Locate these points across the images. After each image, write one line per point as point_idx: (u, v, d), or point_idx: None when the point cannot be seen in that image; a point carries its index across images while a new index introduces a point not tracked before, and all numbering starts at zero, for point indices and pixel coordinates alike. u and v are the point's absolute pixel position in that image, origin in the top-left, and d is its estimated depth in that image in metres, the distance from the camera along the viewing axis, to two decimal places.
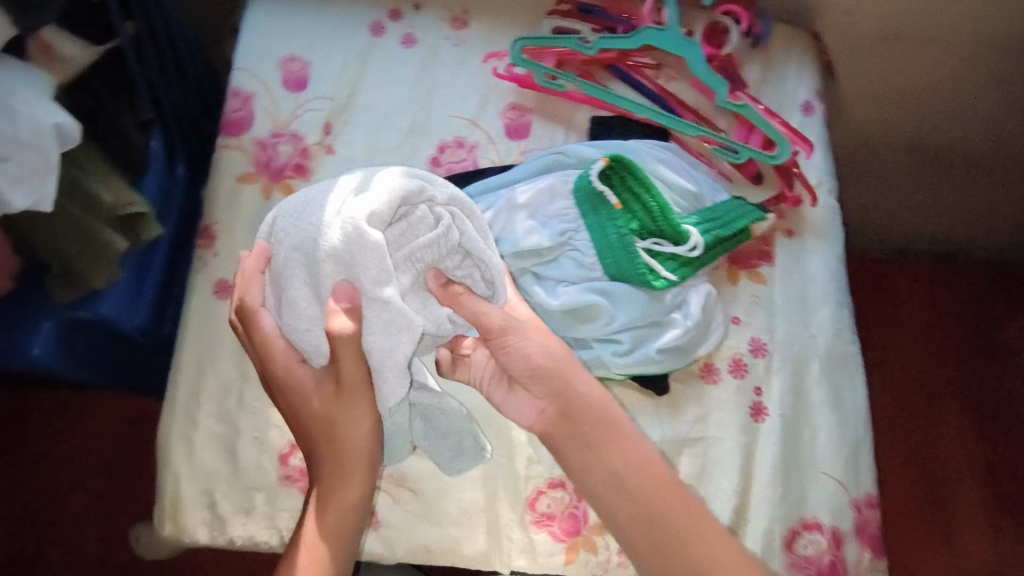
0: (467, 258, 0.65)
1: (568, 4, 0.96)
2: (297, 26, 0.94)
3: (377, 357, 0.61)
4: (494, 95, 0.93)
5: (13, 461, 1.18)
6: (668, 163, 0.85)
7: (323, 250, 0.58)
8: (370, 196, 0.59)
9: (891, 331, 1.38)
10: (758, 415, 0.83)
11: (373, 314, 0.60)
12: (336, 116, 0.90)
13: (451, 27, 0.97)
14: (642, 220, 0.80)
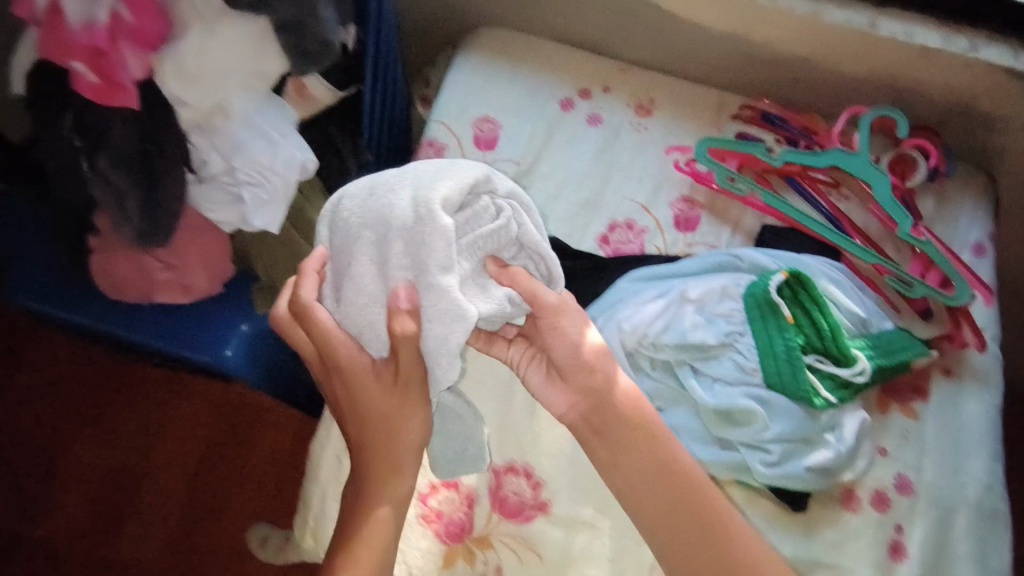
0: (521, 250, 0.68)
1: (752, 109, 0.99)
2: (493, 89, 1.00)
3: (433, 342, 0.62)
4: (668, 185, 0.97)
5: (124, 426, 1.26)
6: (840, 284, 0.84)
7: (394, 227, 0.62)
8: (440, 180, 0.62)
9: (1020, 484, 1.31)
10: (896, 555, 0.80)
11: (431, 300, 0.61)
12: (519, 180, 0.95)
13: (635, 113, 1.00)
14: (810, 335, 0.80)
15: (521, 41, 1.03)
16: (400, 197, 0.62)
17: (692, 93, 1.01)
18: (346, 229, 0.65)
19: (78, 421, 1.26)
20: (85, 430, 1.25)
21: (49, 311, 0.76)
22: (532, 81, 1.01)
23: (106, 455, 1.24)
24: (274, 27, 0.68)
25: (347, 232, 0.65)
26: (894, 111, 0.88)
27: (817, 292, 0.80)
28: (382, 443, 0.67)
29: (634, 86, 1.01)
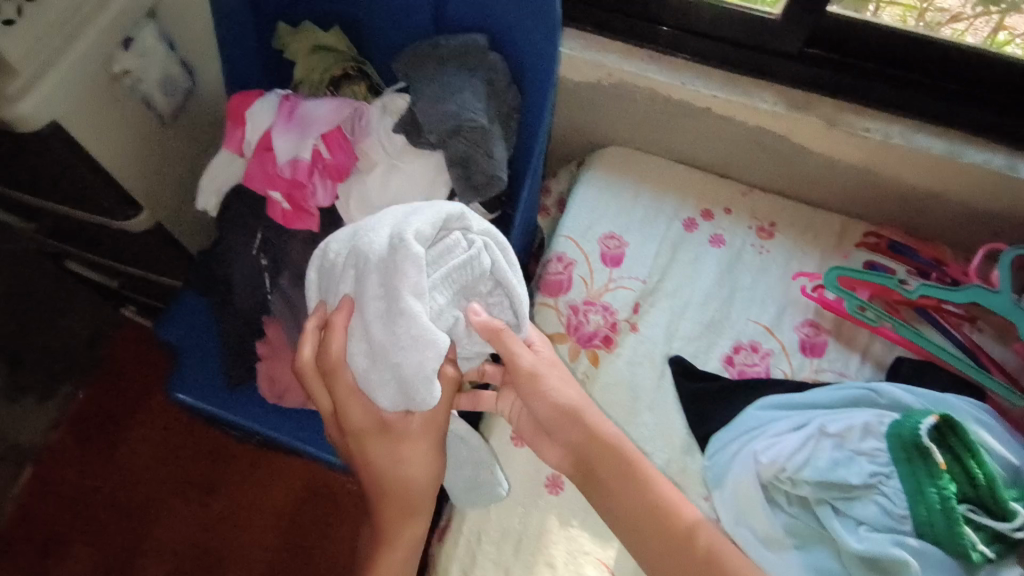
0: (498, 287, 0.64)
1: (877, 237, 1.00)
2: (618, 208, 1.05)
3: (406, 373, 0.56)
4: (793, 308, 0.97)
5: (211, 499, 1.29)
6: (990, 429, 0.81)
7: (370, 260, 0.57)
8: (417, 215, 0.58)
9: None
10: None
11: (400, 328, 0.55)
12: (645, 297, 0.98)
13: (757, 235, 1.03)
14: (964, 484, 0.77)
15: (645, 162, 1.08)
16: (374, 240, 0.57)
17: (813, 218, 1.03)
18: (332, 273, 0.62)
19: (174, 497, 1.29)
20: (179, 508, 1.28)
21: (206, 407, 0.81)
22: (654, 201, 1.05)
23: (193, 526, 1.27)
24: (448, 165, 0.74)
25: (334, 273, 0.62)
26: None
27: (970, 439, 0.78)
28: (395, 491, 0.65)
29: (756, 210, 1.05)
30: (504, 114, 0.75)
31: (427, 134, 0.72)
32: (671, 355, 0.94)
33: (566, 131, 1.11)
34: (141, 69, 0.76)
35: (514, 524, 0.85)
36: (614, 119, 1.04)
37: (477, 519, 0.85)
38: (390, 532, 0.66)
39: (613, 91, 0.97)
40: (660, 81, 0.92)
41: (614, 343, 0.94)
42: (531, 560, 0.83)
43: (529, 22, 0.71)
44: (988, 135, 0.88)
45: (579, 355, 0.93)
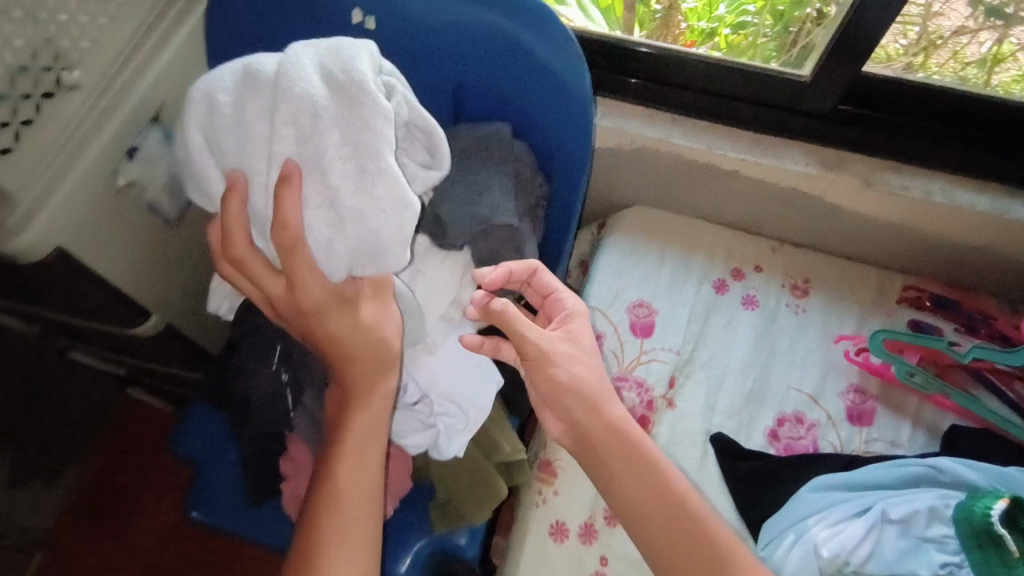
0: (409, 130, 0.61)
1: (918, 290, 0.96)
2: (645, 272, 1.01)
3: (368, 236, 0.53)
4: (835, 373, 0.93)
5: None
6: None
7: (297, 90, 0.50)
8: (330, 53, 0.52)
9: None
10: None
11: (350, 180, 0.52)
12: (680, 370, 0.93)
13: (791, 294, 0.99)
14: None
15: (668, 221, 1.05)
16: (304, 82, 0.51)
17: (848, 273, 0.99)
18: (226, 126, 0.53)
19: None
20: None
21: (229, 526, 0.76)
22: (681, 262, 1.02)
23: None
24: (476, 262, 0.71)
25: (236, 128, 0.53)
26: None
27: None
28: (361, 379, 0.64)
29: (788, 266, 1.01)
30: (531, 206, 0.71)
31: (453, 239, 0.68)
32: (712, 431, 0.90)
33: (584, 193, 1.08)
34: (147, 177, 0.72)
35: None
36: (635, 180, 1.01)
37: None
38: (346, 422, 0.64)
39: (635, 157, 0.94)
40: (687, 146, 0.89)
41: (651, 422, 0.90)
42: None
43: (555, 106, 0.66)
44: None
45: None
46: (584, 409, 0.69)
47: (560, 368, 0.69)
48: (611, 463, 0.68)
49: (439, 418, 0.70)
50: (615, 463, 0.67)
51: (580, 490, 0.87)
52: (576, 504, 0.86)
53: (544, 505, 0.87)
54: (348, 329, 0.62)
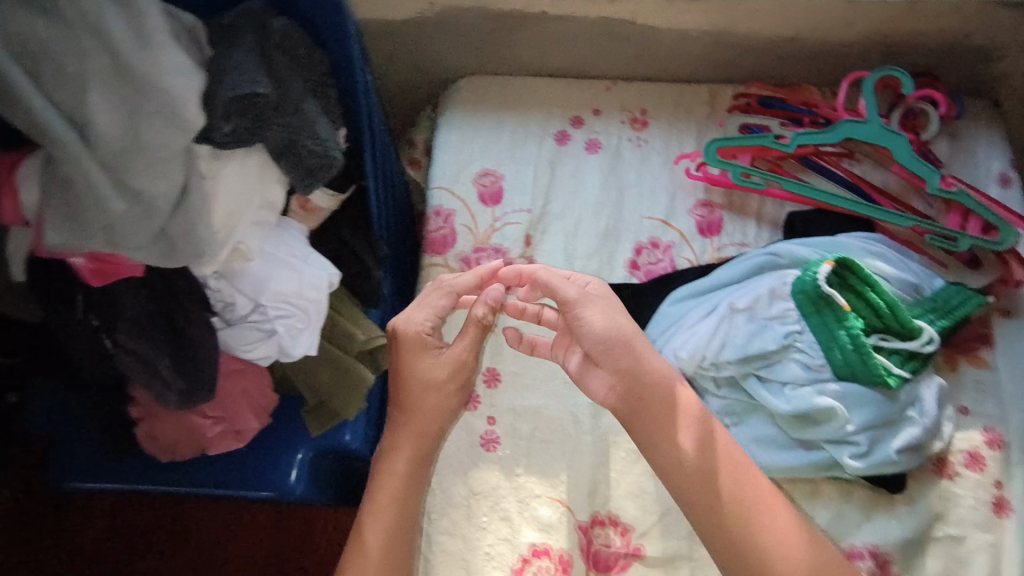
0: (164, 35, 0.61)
1: (748, 97, 0.97)
2: (486, 140, 0.99)
3: (152, 79, 0.57)
4: (682, 193, 0.95)
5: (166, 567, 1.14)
6: (884, 257, 0.83)
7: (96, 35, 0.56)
8: None
9: None
10: (977, 464, 0.81)
11: (146, 46, 0.57)
12: (534, 227, 0.94)
13: (631, 128, 0.99)
14: (869, 313, 0.79)
15: (501, 83, 1.02)
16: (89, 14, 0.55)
17: (681, 93, 1.00)
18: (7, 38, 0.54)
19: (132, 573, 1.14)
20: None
21: (96, 485, 0.75)
22: (521, 122, 1.00)
23: None
24: (272, 155, 0.67)
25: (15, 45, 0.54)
26: (897, 71, 0.86)
27: (867, 273, 0.80)
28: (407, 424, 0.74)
29: (624, 101, 1.00)
30: (315, 82, 0.68)
31: (222, 124, 0.61)
32: (575, 276, 0.92)
33: (409, 73, 1.03)
34: None
35: (465, 494, 0.83)
36: (455, 43, 0.98)
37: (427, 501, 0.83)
38: (382, 473, 0.73)
39: (441, 19, 0.94)
40: None
41: None
42: (487, 521, 0.82)
43: None
44: None
45: None
46: (632, 363, 0.70)
47: (588, 315, 0.71)
48: (662, 414, 0.69)
49: (277, 321, 0.69)
50: (659, 405, 0.70)
51: None
52: None
53: None
54: (428, 379, 0.75)
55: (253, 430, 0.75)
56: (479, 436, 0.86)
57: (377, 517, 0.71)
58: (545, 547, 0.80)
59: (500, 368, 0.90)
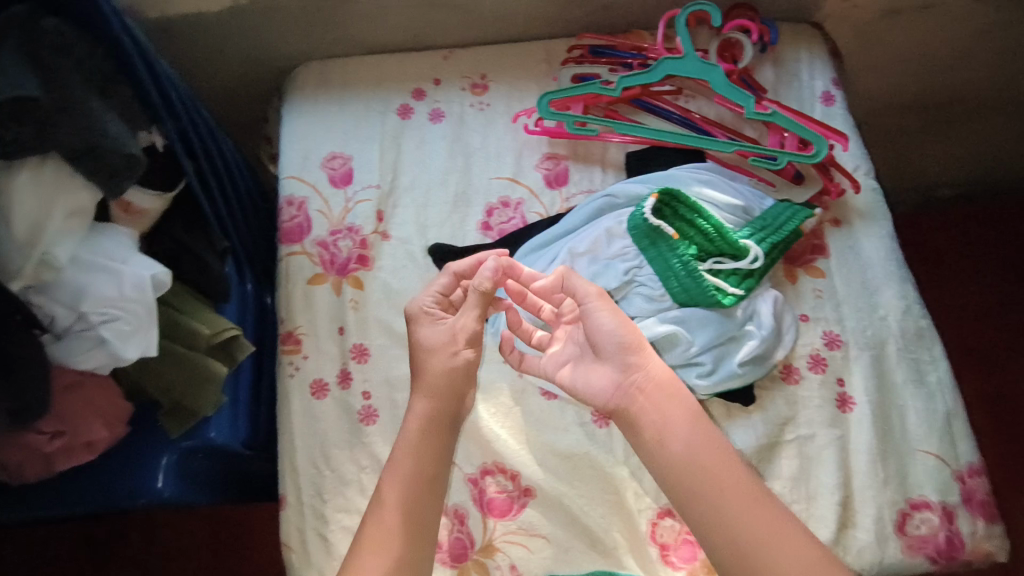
0: None
1: (579, 48, 1.00)
2: (329, 124, 0.98)
3: None
4: (527, 150, 0.97)
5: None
6: (712, 184, 0.88)
7: None
8: None
9: (975, 282, 1.42)
10: (833, 343, 0.88)
11: None
12: (385, 202, 0.95)
13: (473, 93, 1.00)
14: (698, 237, 0.83)
15: (338, 66, 1.02)
16: None
17: (516, 52, 1.01)
18: None
19: None
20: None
21: None
22: (363, 101, 1.00)
23: None
24: (66, 160, 0.63)
25: None
26: (704, 4, 0.89)
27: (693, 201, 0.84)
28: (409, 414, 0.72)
29: (463, 68, 1.01)
30: (101, 81, 0.65)
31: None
32: (430, 244, 0.93)
33: (243, 66, 1.01)
34: None
35: (349, 469, 0.84)
36: (280, 31, 0.97)
37: (311, 482, 0.83)
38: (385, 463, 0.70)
39: (257, 9, 0.92)
40: None
41: (371, 259, 0.92)
42: None
43: None
44: None
45: (343, 286, 0.91)
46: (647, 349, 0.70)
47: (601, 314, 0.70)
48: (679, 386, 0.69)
49: (104, 327, 0.69)
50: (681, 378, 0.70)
51: (329, 344, 0.89)
52: (329, 356, 0.88)
53: (297, 373, 0.87)
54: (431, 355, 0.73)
55: (105, 439, 0.76)
56: (356, 412, 0.86)
57: (395, 471, 0.68)
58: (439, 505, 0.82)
59: (368, 343, 0.89)
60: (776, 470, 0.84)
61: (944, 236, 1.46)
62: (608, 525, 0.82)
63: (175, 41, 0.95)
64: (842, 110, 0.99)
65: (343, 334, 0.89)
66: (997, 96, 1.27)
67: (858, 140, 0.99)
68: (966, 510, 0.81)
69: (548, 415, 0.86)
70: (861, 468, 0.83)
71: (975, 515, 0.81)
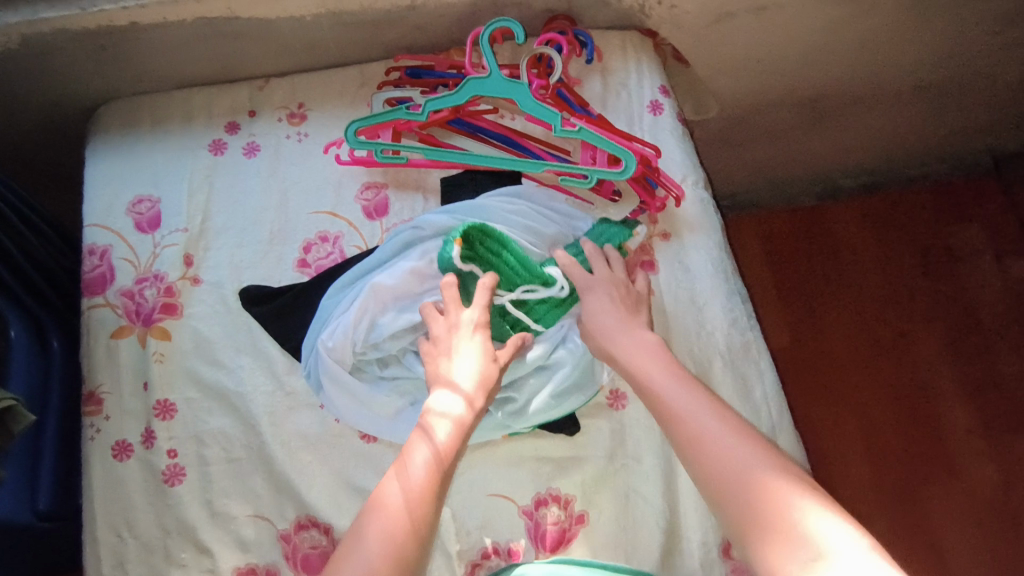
0: None
1: (398, 71, 0.95)
2: (136, 166, 0.93)
3: None
4: (347, 180, 0.93)
5: None
6: (521, 211, 0.86)
7: None
8: None
9: (825, 267, 1.67)
10: None
11: None
12: (194, 245, 0.90)
13: (290, 124, 0.96)
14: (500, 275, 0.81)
15: (145, 103, 0.96)
16: None
17: (333, 79, 0.97)
18: None
19: None
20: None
21: None
22: (174, 138, 0.95)
23: None
24: None
25: None
26: (506, 20, 0.86)
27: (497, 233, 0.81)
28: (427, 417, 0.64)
29: (279, 98, 0.97)
30: None
31: None
32: (243, 286, 0.88)
33: (42, 110, 0.95)
34: None
35: (154, 534, 0.79)
36: (69, 71, 0.91)
37: (112, 552, 0.78)
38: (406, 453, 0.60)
39: (35, 51, 0.86)
40: (61, 17, 0.82)
41: (178, 306, 0.87)
42: (187, 556, 0.78)
43: None
44: None
45: (147, 337, 0.85)
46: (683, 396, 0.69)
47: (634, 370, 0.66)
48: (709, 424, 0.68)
49: None
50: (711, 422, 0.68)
51: (132, 400, 0.83)
52: (131, 415, 0.82)
53: (98, 435, 0.81)
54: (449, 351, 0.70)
55: None
56: (161, 473, 0.80)
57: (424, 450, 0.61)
58: (250, 566, 0.78)
59: (173, 398, 0.83)
60: (602, 499, 0.81)
61: (799, 231, 1.70)
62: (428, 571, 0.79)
63: None
64: (669, 119, 0.98)
65: (147, 390, 0.83)
66: (838, 97, 1.39)
67: (688, 150, 0.98)
68: None
69: (366, 461, 0.82)
70: (686, 490, 0.81)
71: None
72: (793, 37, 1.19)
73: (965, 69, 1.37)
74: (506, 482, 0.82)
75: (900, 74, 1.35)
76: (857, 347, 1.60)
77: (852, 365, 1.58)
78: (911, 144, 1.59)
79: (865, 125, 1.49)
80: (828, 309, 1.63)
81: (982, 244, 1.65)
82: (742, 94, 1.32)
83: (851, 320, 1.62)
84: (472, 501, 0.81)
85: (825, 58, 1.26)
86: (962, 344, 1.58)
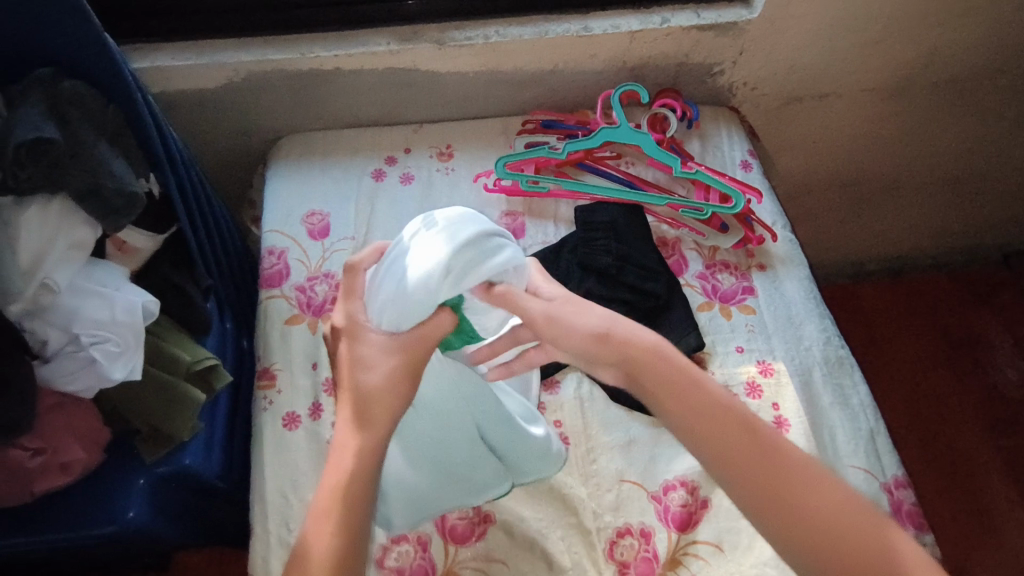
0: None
1: (532, 122, 1.14)
2: (309, 187, 1.09)
3: None
4: (488, 206, 1.08)
5: None
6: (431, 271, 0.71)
7: None
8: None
9: (867, 335, 1.80)
10: (766, 371, 0.97)
11: None
12: (360, 251, 1.03)
13: (439, 160, 1.12)
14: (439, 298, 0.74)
15: (319, 137, 1.14)
16: None
17: (478, 127, 1.15)
18: None
19: None
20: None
21: None
22: (343, 164, 1.11)
23: None
24: (75, 200, 0.72)
25: None
26: (633, 85, 1.07)
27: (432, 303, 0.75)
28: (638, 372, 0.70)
29: (431, 139, 1.14)
30: (111, 132, 0.76)
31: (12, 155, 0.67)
32: None
33: (234, 137, 1.14)
34: None
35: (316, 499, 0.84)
36: (268, 107, 1.10)
37: (278, 511, 0.84)
38: None
39: (251, 86, 1.06)
40: (284, 59, 1.02)
41: None
42: None
43: (82, 33, 0.73)
44: (551, 10, 1.09)
45: (318, 324, 0.97)
46: None
47: None
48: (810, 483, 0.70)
49: (93, 348, 0.74)
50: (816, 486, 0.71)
51: (301, 378, 0.93)
52: (299, 391, 0.92)
53: (271, 406, 0.91)
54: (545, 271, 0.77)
55: (81, 462, 0.77)
56: (325, 441, 0.88)
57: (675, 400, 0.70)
58: (403, 533, 0.85)
59: None
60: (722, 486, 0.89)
61: (843, 303, 1.85)
62: (567, 544, 0.85)
63: (173, 112, 1.08)
64: (759, 174, 1.16)
65: (316, 369, 0.93)
66: (881, 179, 1.55)
67: (775, 201, 1.15)
68: (897, 520, 0.86)
69: None
70: None
71: (906, 524, 0.86)
72: (846, 127, 1.39)
73: (991, 167, 1.57)
74: (637, 469, 0.91)
75: (933, 165, 1.54)
76: (902, 409, 1.69)
77: (899, 426, 1.66)
78: (942, 232, 1.77)
79: (900, 211, 1.67)
80: (872, 373, 1.74)
81: (1014, 324, 1.78)
82: (801, 173, 1.50)
83: (894, 383, 1.73)
84: (607, 485, 0.90)
85: (868, 148, 1.46)
86: (1000, 412, 1.66)
